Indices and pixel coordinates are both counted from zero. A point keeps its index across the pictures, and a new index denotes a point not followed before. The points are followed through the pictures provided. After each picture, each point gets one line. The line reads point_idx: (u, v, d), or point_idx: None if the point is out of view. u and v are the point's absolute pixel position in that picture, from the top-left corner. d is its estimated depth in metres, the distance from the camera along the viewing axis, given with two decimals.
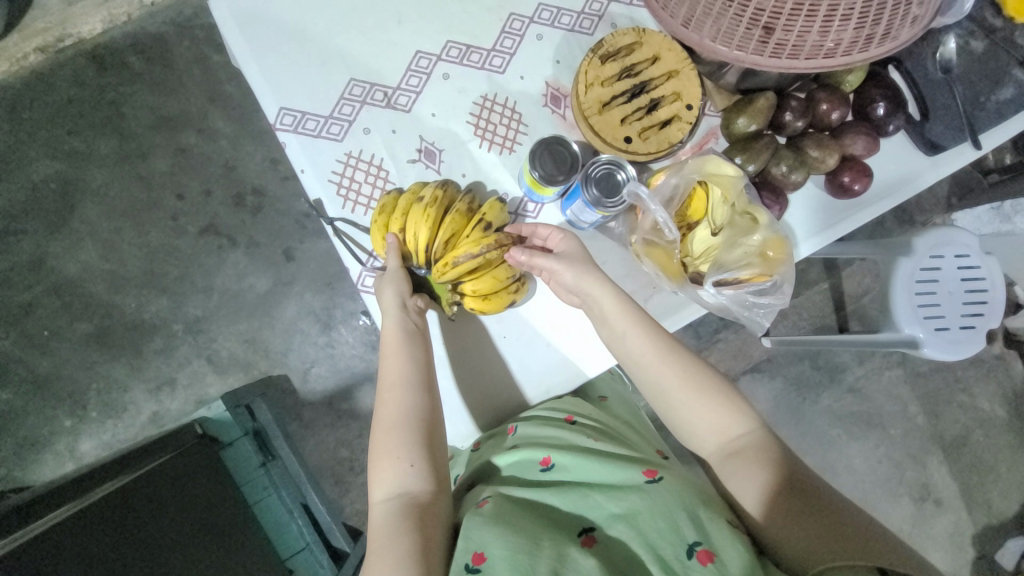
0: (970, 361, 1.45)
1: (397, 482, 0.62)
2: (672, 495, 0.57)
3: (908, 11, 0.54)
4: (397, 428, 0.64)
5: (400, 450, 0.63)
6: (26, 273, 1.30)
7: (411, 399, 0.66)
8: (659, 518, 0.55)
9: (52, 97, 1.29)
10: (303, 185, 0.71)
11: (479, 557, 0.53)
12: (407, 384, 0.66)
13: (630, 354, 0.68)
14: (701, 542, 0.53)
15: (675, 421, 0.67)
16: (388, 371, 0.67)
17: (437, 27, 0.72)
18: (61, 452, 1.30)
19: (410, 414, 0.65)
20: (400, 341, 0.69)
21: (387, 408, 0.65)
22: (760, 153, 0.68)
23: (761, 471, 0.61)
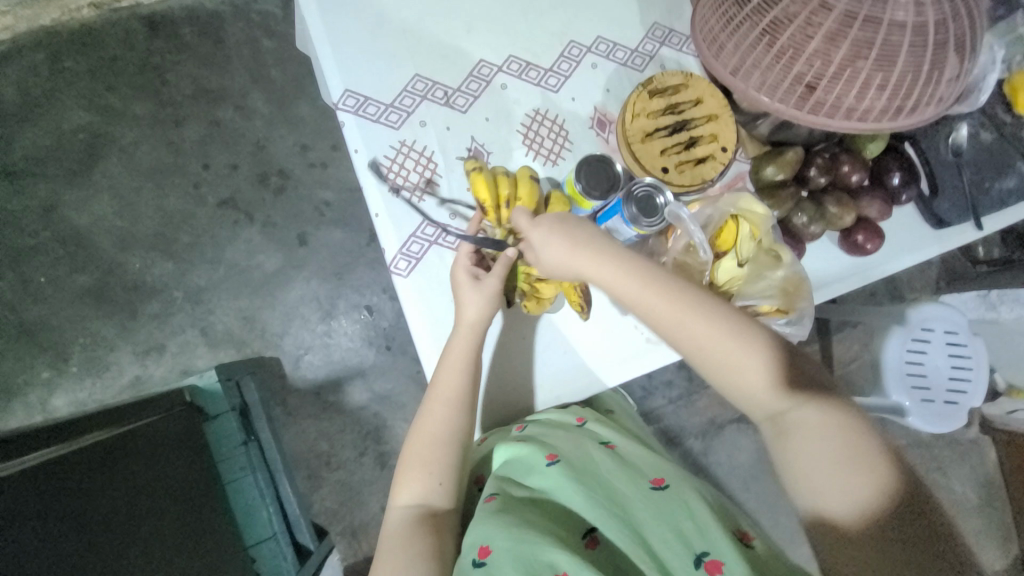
0: (947, 441, 1.48)
1: (421, 493, 0.65)
2: (679, 504, 0.61)
3: (934, 92, 0.61)
4: (439, 445, 0.67)
5: (434, 465, 0.66)
6: (34, 217, 1.29)
7: (459, 421, 0.69)
8: (664, 527, 0.58)
9: (99, 52, 1.32)
10: (354, 163, 0.74)
11: (485, 551, 0.57)
12: (458, 405, 0.69)
13: (682, 337, 0.62)
14: (709, 553, 0.55)
15: (729, 387, 0.63)
16: (443, 383, 0.69)
17: (502, 41, 0.77)
18: (32, 404, 1.26)
19: (455, 435, 0.68)
20: (468, 362, 0.70)
21: (432, 422, 0.68)
22: (785, 202, 0.73)
23: (844, 466, 0.56)
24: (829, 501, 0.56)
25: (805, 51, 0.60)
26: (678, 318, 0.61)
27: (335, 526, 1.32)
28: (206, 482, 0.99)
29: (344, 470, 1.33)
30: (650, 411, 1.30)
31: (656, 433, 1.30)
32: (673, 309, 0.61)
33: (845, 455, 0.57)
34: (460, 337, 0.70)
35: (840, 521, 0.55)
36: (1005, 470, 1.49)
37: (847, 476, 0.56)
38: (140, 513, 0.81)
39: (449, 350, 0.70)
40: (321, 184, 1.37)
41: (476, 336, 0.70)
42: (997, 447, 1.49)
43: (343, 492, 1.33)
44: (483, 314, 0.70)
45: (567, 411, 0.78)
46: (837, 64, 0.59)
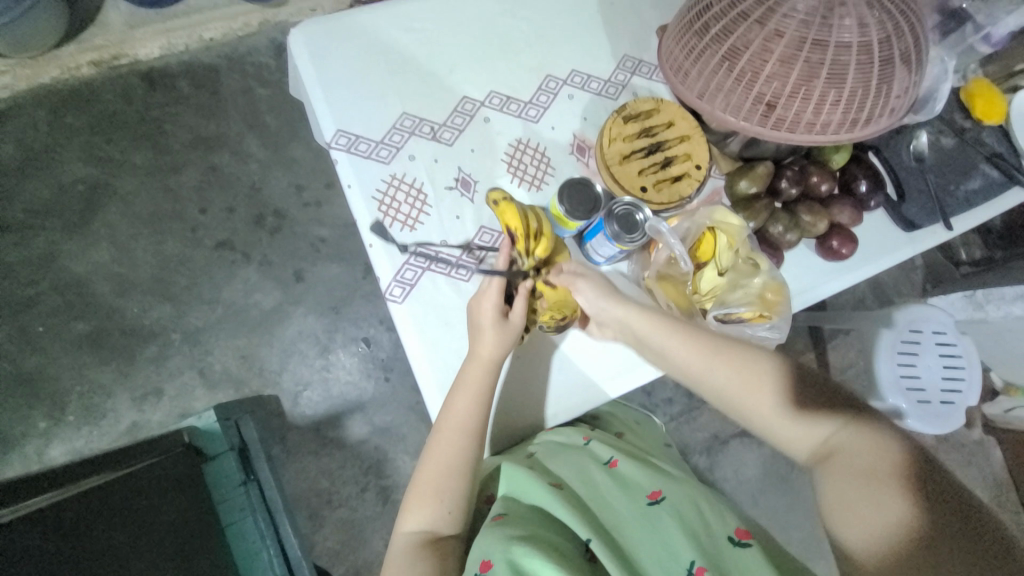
0: (951, 443, 1.48)
1: (429, 521, 0.67)
2: (674, 522, 0.65)
3: (886, 104, 0.66)
4: (446, 475, 0.68)
5: (444, 494, 0.68)
6: (34, 268, 1.31)
7: (470, 452, 0.70)
8: (655, 541, 0.63)
9: (99, 107, 1.37)
10: (348, 198, 0.77)
11: (486, 565, 0.61)
12: (469, 437, 0.70)
13: (679, 366, 0.71)
14: (696, 561, 0.61)
15: (762, 427, 0.67)
16: (453, 413, 0.70)
17: (483, 79, 0.82)
18: (28, 455, 1.24)
19: (464, 466, 0.69)
20: (481, 395, 0.71)
21: (442, 453, 0.69)
22: (760, 212, 0.78)
23: (863, 487, 0.56)
24: (855, 527, 0.55)
25: (762, 73, 0.65)
26: (667, 345, 0.71)
27: (339, 567, 1.28)
28: (201, 525, 0.96)
29: (346, 507, 1.31)
30: None
31: None
32: (693, 358, 0.69)
33: (868, 476, 0.57)
34: (473, 371, 0.71)
35: (881, 540, 0.53)
36: (1012, 469, 1.48)
37: (870, 498, 0.55)
38: (138, 559, 0.79)
39: (461, 382, 0.71)
40: (315, 221, 1.40)
41: (491, 370, 0.71)
42: (1002, 446, 1.49)
43: (345, 530, 1.30)
44: (496, 351, 0.71)
45: (574, 430, 0.81)
46: (793, 85, 0.64)
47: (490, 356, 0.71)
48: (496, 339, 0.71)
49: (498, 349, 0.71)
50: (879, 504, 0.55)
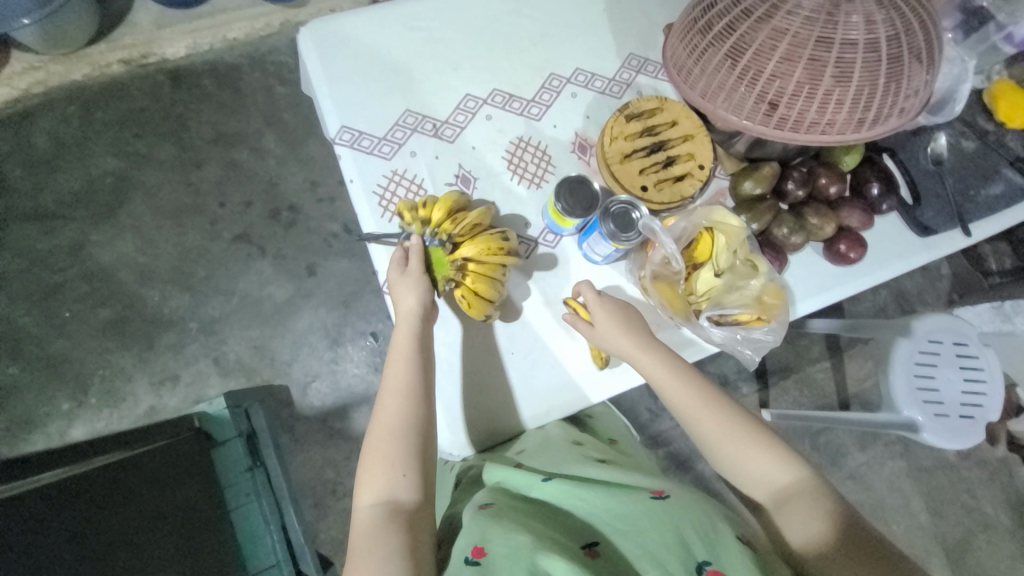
0: (974, 460, 1.42)
1: (388, 489, 0.65)
2: (682, 516, 0.58)
3: (895, 103, 0.64)
4: (394, 438, 0.68)
5: (397, 459, 0.66)
6: (63, 256, 1.38)
7: (415, 409, 0.70)
8: (667, 535, 0.56)
9: (127, 103, 1.44)
10: (350, 192, 0.79)
11: (479, 550, 0.56)
12: (406, 393, 0.70)
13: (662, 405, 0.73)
14: (710, 562, 0.55)
15: (725, 471, 0.71)
16: (391, 376, 0.71)
17: (487, 76, 0.83)
18: (53, 434, 1.30)
19: (410, 424, 0.69)
20: (412, 349, 0.73)
21: (385, 417, 0.69)
22: (763, 214, 0.76)
23: (816, 522, 0.63)
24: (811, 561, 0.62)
25: (766, 70, 0.63)
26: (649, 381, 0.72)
27: (341, 556, 1.31)
28: (208, 506, 0.99)
29: (349, 498, 1.33)
30: (657, 434, 1.26)
31: (664, 457, 1.26)
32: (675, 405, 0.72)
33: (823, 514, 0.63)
34: (400, 328, 0.73)
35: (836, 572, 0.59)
36: None
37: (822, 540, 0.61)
38: (148, 534, 0.83)
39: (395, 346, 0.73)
40: (328, 217, 1.43)
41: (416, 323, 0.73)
42: None
43: (348, 520, 1.32)
44: (420, 302, 0.73)
45: (563, 428, 0.80)
46: (797, 82, 0.62)
47: (415, 307, 0.73)
48: (418, 293, 0.72)
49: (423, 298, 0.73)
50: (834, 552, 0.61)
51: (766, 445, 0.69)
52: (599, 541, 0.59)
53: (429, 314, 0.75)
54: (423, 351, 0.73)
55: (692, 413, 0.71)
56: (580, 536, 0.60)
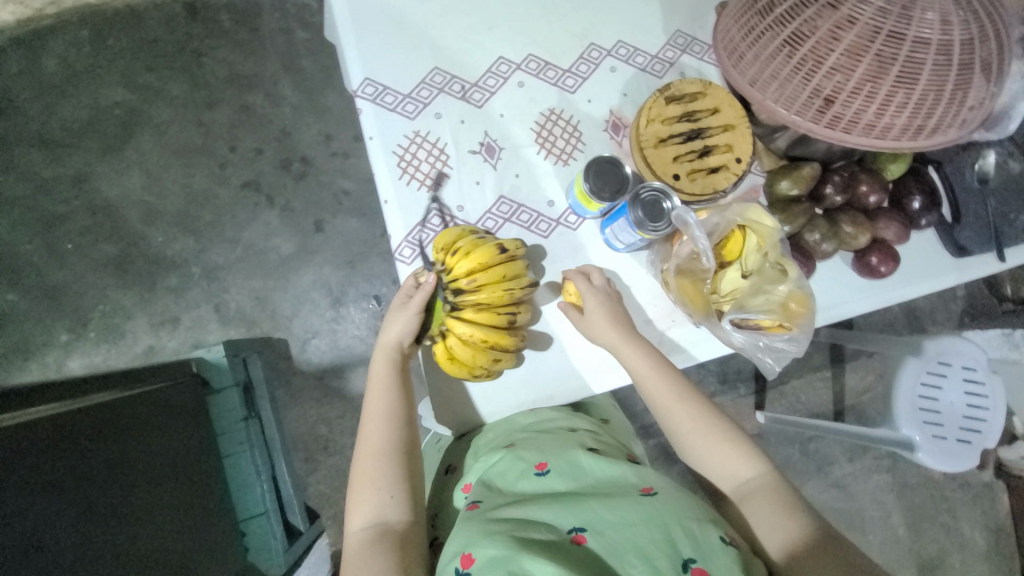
0: (959, 483, 1.43)
1: (378, 513, 0.67)
2: (671, 513, 0.58)
3: (958, 112, 0.60)
4: (380, 461, 0.70)
5: (384, 484, 0.68)
6: (68, 186, 1.35)
7: (399, 430, 0.72)
8: (655, 531, 0.55)
9: (141, 33, 1.37)
10: (368, 150, 0.75)
11: (468, 559, 0.55)
12: (394, 418, 0.73)
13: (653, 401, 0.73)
14: (696, 559, 0.54)
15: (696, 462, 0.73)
16: (372, 407, 0.73)
17: (524, 40, 0.78)
18: (50, 364, 1.31)
19: (393, 446, 0.71)
20: (394, 383, 0.75)
21: (374, 443, 0.71)
22: (798, 217, 0.72)
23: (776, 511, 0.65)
24: (771, 549, 0.63)
25: (826, 64, 0.59)
26: (648, 374, 0.72)
27: (326, 511, 1.33)
28: (198, 456, 0.99)
29: (339, 456, 1.34)
30: (650, 425, 1.26)
31: (653, 448, 1.27)
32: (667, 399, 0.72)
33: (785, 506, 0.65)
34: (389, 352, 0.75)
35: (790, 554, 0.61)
36: (1019, 518, 1.42)
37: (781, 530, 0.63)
38: (140, 473, 0.84)
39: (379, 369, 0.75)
40: (341, 173, 1.39)
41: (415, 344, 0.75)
42: (1013, 493, 1.43)
43: (337, 477, 1.33)
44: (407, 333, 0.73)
45: (559, 411, 0.78)
46: (857, 80, 0.58)
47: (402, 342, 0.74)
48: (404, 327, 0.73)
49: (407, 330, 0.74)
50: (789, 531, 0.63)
51: (735, 444, 0.71)
52: (588, 527, 0.56)
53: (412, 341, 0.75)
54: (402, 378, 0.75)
55: (664, 406, 0.72)
56: (567, 520, 0.57)
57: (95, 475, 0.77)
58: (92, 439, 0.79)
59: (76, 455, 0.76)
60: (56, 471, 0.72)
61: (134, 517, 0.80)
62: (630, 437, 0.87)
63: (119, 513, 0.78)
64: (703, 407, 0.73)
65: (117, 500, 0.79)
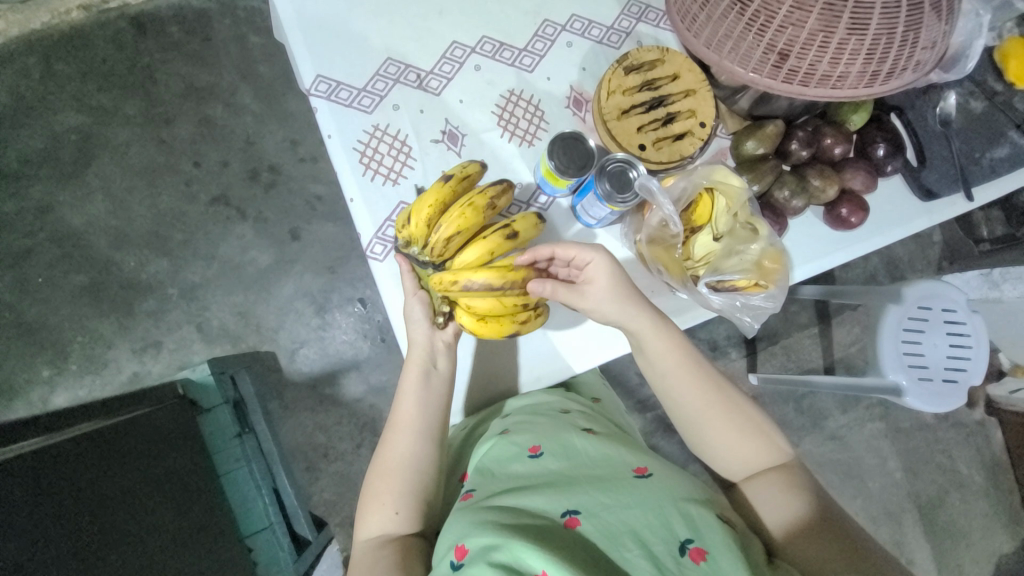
0: (951, 423, 1.46)
1: (383, 522, 0.65)
2: (665, 493, 0.59)
3: (912, 54, 0.60)
4: (393, 477, 0.67)
5: (391, 496, 0.66)
6: (30, 219, 1.31)
7: (420, 447, 0.69)
8: (651, 514, 0.56)
9: (88, 53, 1.33)
10: (328, 149, 0.74)
11: (462, 551, 0.54)
12: (413, 431, 0.69)
13: (657, 372, 0.71)
14: (693, 540, 0.55)
15: (705, 448, 0.72)
16: (395, 414, 0.70)
17: (475, 22, 0.77)
18: (34, 401, 1.28)
19: (411, 461, 0.68)
20: (417, 391, 0.70)
21: (387, 453, 0.69)
22: (765, 175, 0.72)
23: (778, 490, 0.66)
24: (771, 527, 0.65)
25: (777, 17, 0.58)
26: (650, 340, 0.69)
27: (333, 519, 1.32)
28: (195, 474, 0.97)
29: (341, 462, 1.34)
30: (646, 399, 1.27)
31: (651, 421, 1.28)
32: (674, 362, 0.70)
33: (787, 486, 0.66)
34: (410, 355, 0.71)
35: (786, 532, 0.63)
36: (1011, 450, 1.47)
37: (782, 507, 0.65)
38: (134, 500, 0.82)
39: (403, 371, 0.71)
40: (311, 178, 1.37)
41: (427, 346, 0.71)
42: (1004, 428, 1.47)
43: (341, 483, 1.33)
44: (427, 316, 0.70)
45: (553, 397, 0.77)
46: (809, 31, 0.58)
47: (424, 326, 0.70)
48: (422, 302, 0.70)
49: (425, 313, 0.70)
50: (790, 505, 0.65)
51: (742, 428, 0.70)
52: (581, 510, 0.56)
53: (435, 338, 0.72)
54: (429, 388, 0.71)
55: (669, 373, 0.70)
56: (561, 504, 0.57)
57: (89, 501, 0.75)
58: (73, 476, 0.75)
59: (58, 496, 0.72)
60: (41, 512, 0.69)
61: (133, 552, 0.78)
62: (621, 412, 0.87)
63: (120, 554, 0.76)
64: (710, 381, 0.71)
65: (112, 530, 0.77)
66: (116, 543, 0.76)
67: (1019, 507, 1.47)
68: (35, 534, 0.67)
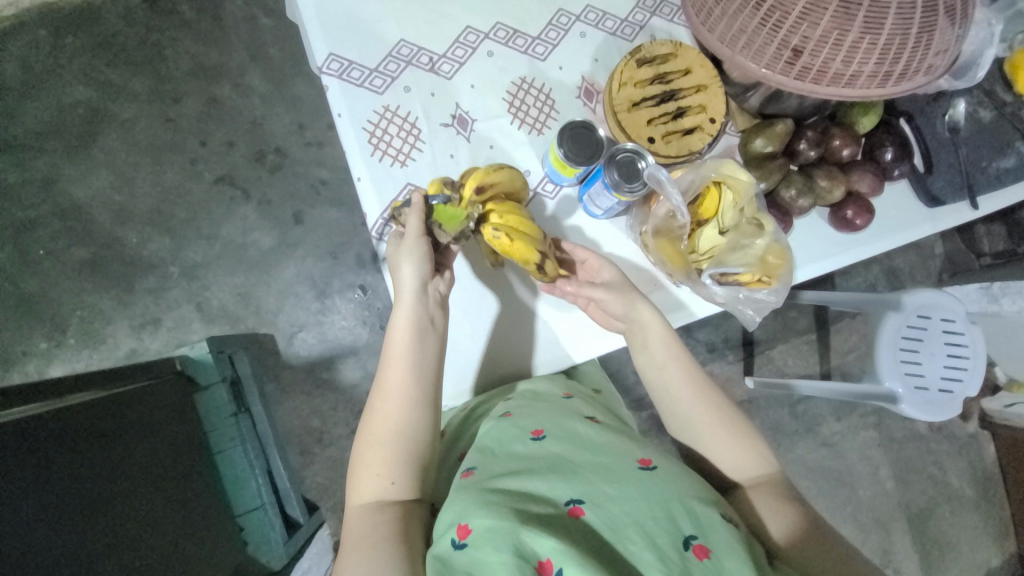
0: (944, 435, 1.47)
1: (380, 487, 0.64)
2: (670, 487, 0.59)
3: (926, 57, 0.60)
4: (389, 443, 0.65)
5: (389, 463, 0.64)
6: (34, 191, 1.30)
7: (412, 414, 0.67)
8: (655, 507, 0.56)
9: (98, 27, 1.32)
10: (338, 128, 0.74)
11: (465, 530, 0.54)
12: (408, 398, 0.67)
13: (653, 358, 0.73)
14: (697, 537, 0.55)
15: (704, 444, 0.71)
16: (387, 380, 0.68)
17: (490, 8, 0.77)
18: (31, 373, 1.28)
19: (409, 426, 0.66)
20: (411, 355, 0.68)
21: (382, 420, 0.66)
22: (773, 173, 0.73)
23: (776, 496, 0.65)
24: (769, 529, 0.63)
25: (792, 15, 0.59)
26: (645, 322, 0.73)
27: (325, 504, 1.32)
28: (190, 450, 0.98)
29: (335, 447, 1.34)
30: (642, 397, 1.27)
31: (646, 419, 1.28)
32: (668, 350, 0.72)
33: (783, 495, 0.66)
34: (400, 315, 0.68)
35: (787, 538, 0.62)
36: (1003, 465, 1.47)
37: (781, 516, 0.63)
38: (130, 473, 0.82)
39: (391, 336, 0.68)
40: (316, 163, 1.37)
41: (422, 304, 0.69)
42: (996, 442, 1.48)
43: (334, 469, 1.33)
44: (418, 275, 0.67)
45: (554, 384, 0.77)
46: (824, 29, 0.58)
47: (414, 286, 0.68)
48: (416, 262, 0.67)
49: (415, 271, 0.67)
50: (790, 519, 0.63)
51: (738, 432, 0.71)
52: (586, 499, 0.57)
53: (429, 304, 0.70)
54: (422, 350, 0.68)
55: (663, 361, 0.72)
56: (566, 493, 0.58)
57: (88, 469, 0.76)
58: (74, 442, 0.76)
59: (54, 462, 0.72)
60: (41, 478, 0.69)
61: (128, 521, 0.79)
62: (618, 403, 0.88)
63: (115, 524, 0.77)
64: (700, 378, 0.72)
65: (108, 500, 0.77)
66: (112, 513, 0.77)
67: (1009, 521, 1.47)
68: (39, 494, 0.69)
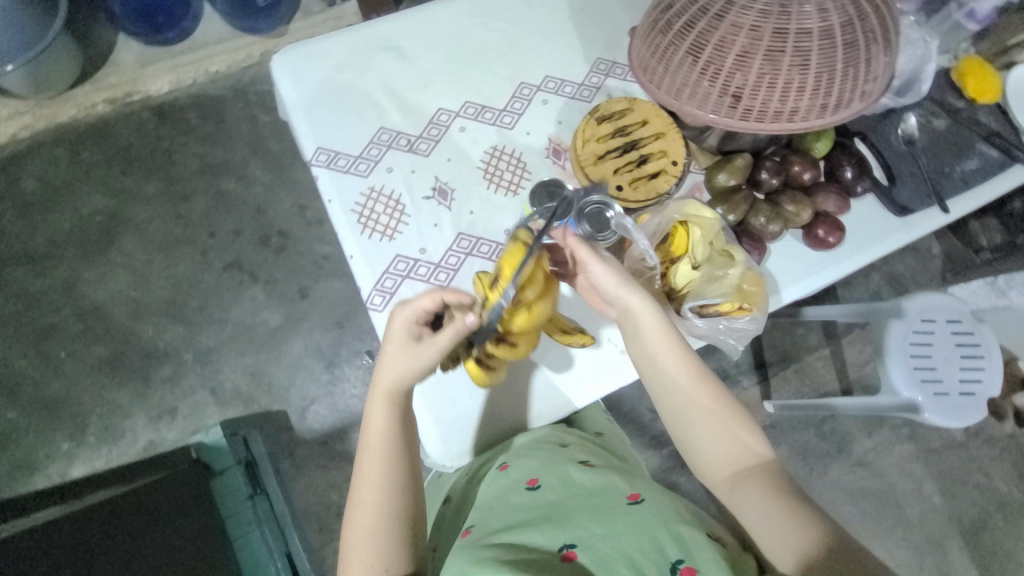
0: (983, 439, 1.40)
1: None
2: (657, 519, 0.60)
3: (855, 87, 0.65)
4: (376, 532, 0.64)
5: (379, 552, 0.63)
6: (57, 297, 1.39)
7: (394, 498, 0.65)
8: (642, 539, 0.57)
9: (113, 142, 1.46)
10: (330, 213, 0.80)
11: None
12: (389, 484, 0.65)
13: (657, 373, 0.69)
14: (684, 560, 0.56)
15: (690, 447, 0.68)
16: (366, 471, 0.66)
17: (459, 89, 0.85)
18: (53, 476, 1.30)
19: (395, 510, 0.65)
20: (391, 445, 0.66)
21: (365, 514, 0.64)
22: (740, 205, 0.77)
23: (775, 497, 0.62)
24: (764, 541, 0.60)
25: (725, 66, 0.65)
26: (653, 345, 0.68)
27: None
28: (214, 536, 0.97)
29: None
30: (660, 434, 1.25)
31: (668, 457, 1.25)
32: (681, 368, 0.67)
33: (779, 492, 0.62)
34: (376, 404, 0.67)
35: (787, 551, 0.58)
36: None
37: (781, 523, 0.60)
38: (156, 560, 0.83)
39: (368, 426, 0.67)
40: (318, 239, 1.44)
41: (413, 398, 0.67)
42: None
43: None
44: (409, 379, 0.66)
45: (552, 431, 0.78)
46: (756, 74, 0.64)
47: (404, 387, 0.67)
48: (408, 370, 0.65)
49: (403, 376, 0.66)
50: (793, 533, 0.59)
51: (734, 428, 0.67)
52: (578, 543, 0.57)
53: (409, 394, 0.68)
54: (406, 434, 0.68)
55: (653, 376, 0.70)
56: (558, 539, 0.58)
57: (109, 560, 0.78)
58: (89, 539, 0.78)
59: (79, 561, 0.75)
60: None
61: None
62: (627, 446, 0.86)
63: None
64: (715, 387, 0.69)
65: None
66: None
67: None
68: None
